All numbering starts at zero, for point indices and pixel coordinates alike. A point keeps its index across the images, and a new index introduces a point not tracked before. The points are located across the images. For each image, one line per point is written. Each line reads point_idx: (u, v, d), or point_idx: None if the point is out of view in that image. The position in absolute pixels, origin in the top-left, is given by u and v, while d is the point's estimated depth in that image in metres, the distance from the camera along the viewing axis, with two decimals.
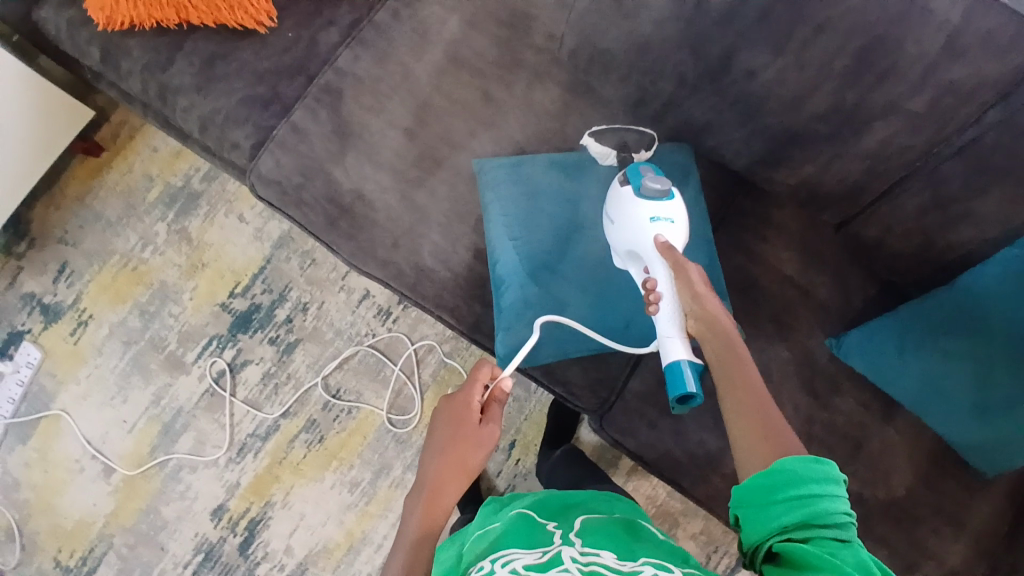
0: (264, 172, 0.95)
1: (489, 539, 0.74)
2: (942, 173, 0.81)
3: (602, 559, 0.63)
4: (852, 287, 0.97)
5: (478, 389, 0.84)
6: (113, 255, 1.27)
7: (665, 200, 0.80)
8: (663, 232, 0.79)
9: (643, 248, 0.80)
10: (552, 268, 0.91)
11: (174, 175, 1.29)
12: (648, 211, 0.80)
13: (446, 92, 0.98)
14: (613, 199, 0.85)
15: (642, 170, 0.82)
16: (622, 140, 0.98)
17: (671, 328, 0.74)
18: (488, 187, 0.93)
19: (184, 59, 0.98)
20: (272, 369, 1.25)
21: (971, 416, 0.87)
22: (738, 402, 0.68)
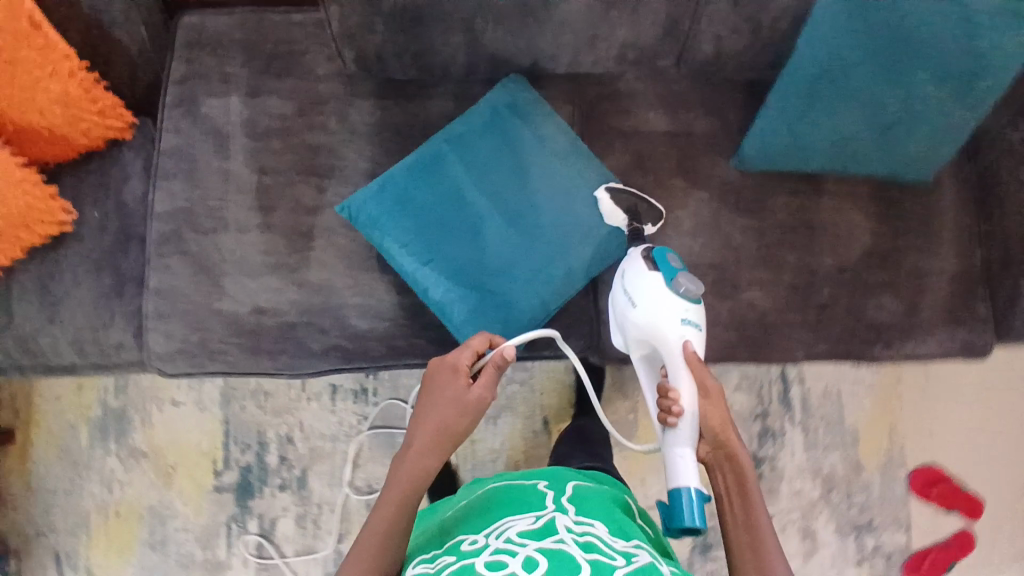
0: (159, 350, 0.89)
1: (479, 506, 0.77)
2: None
3: (596, 530, 0.67)
4: (721, 102, 0.98)
5: (469, 356, 0.80)
6: (91, 515, 1.19)
7: (694, 301, 0.80)
8: (688, 334, 0.79)
9: (668, 341, 0.79)
10: (481, 265, 0.87)
11: (89, 407, 1.21)
12: (680, 311, 0.79)
13: (272, 169, 0.94)
14: (629, 276, 0.84)
15: (670, 257, 0.82)
16: (638, 202, 0.91)
17: (686, 447, 0.77)
18: (370, 227, 0.88)
19: (18, 301, 0.91)
20: (301, 510, 1.19)
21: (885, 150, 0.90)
22: (747, 553, 0.68)
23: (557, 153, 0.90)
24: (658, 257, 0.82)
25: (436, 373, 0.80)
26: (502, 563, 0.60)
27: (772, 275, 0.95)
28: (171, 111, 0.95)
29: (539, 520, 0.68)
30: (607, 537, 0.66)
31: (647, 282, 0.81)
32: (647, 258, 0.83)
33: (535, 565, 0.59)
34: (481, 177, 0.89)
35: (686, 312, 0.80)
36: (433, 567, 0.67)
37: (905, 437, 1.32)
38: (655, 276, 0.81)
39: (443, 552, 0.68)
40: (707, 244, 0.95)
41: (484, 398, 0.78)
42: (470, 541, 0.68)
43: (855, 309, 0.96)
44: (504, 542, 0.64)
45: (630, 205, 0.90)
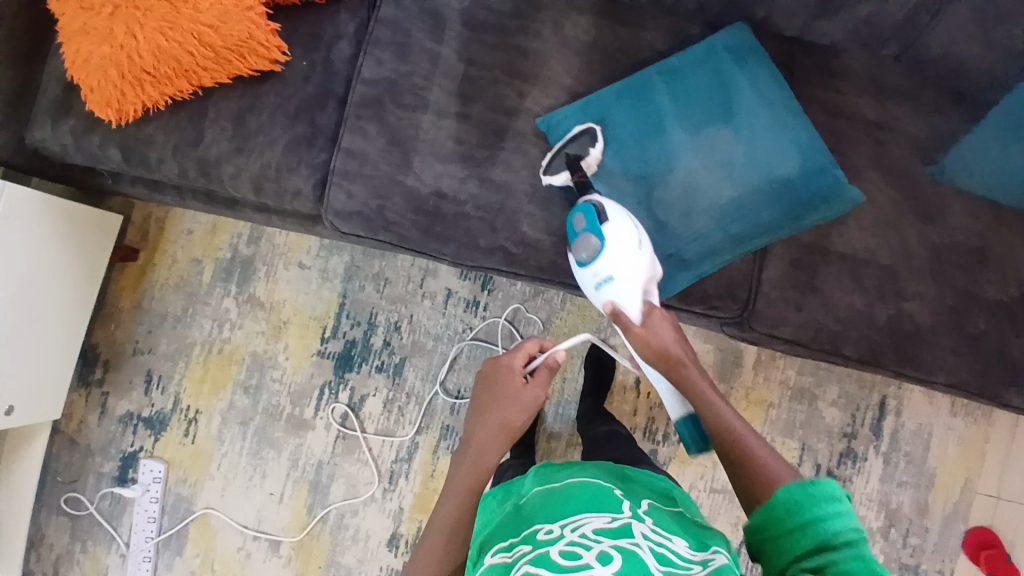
0: (338, 206, 0.92)
1: (558, 494, 0.71)
2: None
3: (673, 545, 0.60)
4: (931, 110, 0.96)
5: (523, 357, 0.89)
6: (195, 346, 1.25)
7: (595, 260, 0.82)
8: (609, 291, 0.82)
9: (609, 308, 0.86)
10: (662, 198, 0.89)
11: (219, 249, 1.25)
12: (590, 279, 0.83)
13: (479, 63, 0.94)
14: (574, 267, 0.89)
15: (575, 223, 0.84)
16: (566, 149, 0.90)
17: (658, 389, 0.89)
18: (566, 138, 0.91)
19: (213, 125, 0.93)
20: (391, 395, 1.23)
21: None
22: (735, 469, 0.70)
23: (765, 109, 0.89)
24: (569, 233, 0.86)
25: (496, 372, 0.88)
26: (576, 554, 0.56)
27: (938, 293, 0.94)
28: None
29: (615, 518, 0.63)
30: (685, 550, 0.59)
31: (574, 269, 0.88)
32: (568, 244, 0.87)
33: (608, 561, 0.54)
34: (684, 114, 0.90)
35: (597, 276, 0.82)
36: (512, 556, 0.62)
37: (976, 491, 1.28)
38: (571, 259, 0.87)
39: (519, 542, 0.63)
40: (882, 245, 0.94)
41: (537, 398, 0.85)
42: (541, 532, 0.63)
43: (1006, 348, 0.95)
44: (578, 537, 0.59)
45: (575, 155, 0.89)
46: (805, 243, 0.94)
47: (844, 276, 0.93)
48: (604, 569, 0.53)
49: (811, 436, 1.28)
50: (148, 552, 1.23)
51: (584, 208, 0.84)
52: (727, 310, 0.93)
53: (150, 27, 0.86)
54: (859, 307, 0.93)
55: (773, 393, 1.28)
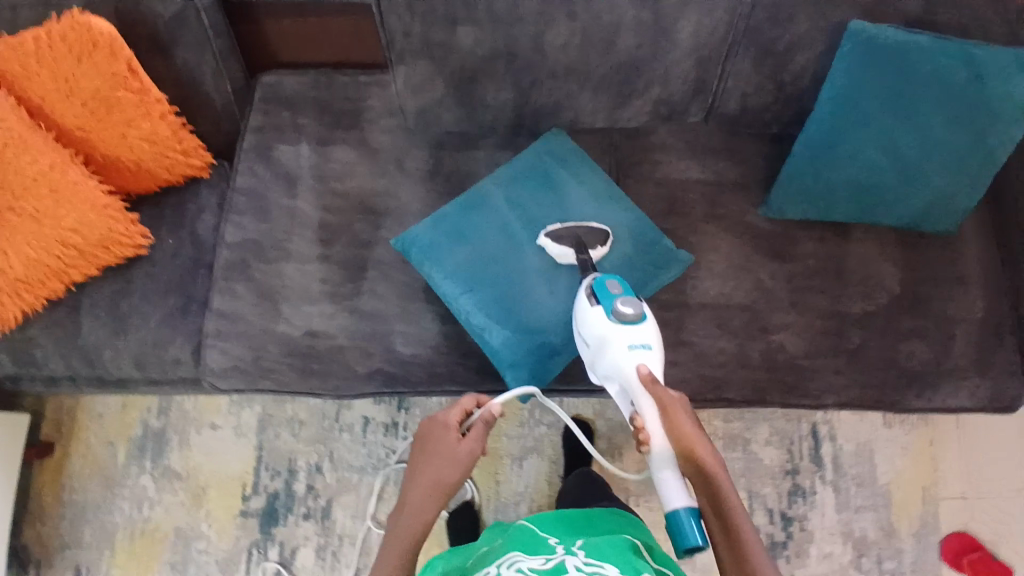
0: (215, 365, 0.95)
1: (496, 549, 0.77)
2: (753, 26, 0.89)
3: (605, 570, 0.66)
4: (749, 156, 1.05)
5: (459, 413, 0.84)
6: (117, 531, 1.19)
7: (640, 323, 0.80)
8: (641, 358, 0.79)
9: (625, 377, 0.79)
10: (523, 292, 0.92)
11: (131, 428, 1.24)
12: (626, 337, 0.79)
13: (333, 207, 1.02)
14: (585, 320, 0.83)
15: (609, 284, 0.83)
16: (580, 234, 0.93)
17: (665, 469, 0.73)
18: (421, 256, 0.95)
19: (87, 316, 0.97)
20: (323, 540, 1.19)
21: (899, 188, 0.95)
22: (741, 562, 0.70)
23: (594, 196, 0.97)
24: (597, 288, 0.84)
25: (429, 430, 0.83)
26: None
27: (804, 317, 0.99)
28: (246, 154, 1.05)
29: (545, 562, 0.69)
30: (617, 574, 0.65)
31: (590, 325, 0.82)
32: (588, 293, 0.84)
33: None
34: (524, 214, 0.96)
35: (634, 339, 0.79)
36: None
37: (940, 499, 1.25)
38: (597, 308, 0.82)
39: None
40: (739, 286, 0.99)
41: (473, 453, 0.80)
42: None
43: (884, 352, 0.98)
44: None
45: (580, 239, 0.91)
46: (667, 302, 0.99)
47: (710, 323, 0.98)
48: None
49: (756, 483, 1.26)
50: None
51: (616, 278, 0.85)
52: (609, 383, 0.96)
53: (17, 242, 0.89)
54: (731, 349, 0.97)
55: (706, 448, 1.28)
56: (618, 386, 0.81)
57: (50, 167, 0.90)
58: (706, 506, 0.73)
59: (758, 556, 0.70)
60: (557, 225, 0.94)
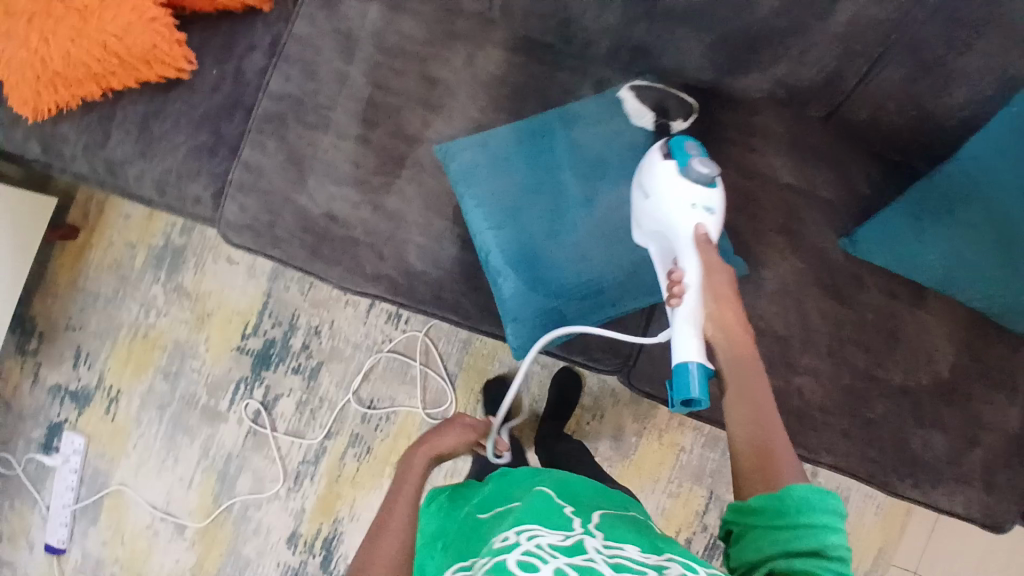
0: (230, 218, 0.93)
1: (505, 513, 0.64)
2: (919, 37, 0.73)
3: (627, 552, 0.51)
4: (852, 176, 0.90)
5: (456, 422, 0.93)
6: (122, 328, 1.29)
7: (710, 187, 0.73)
8: (699, 216, 0.72)
9: (676, 233, 0.73)
10: (552, 253, 0.85)
11: (153, 236, 1.29)
12: (693, 198, 0.72)
13: (387, 87, 0.93)
14: (648, 172, 0.75)
15: (689, 145, 0.74)
16: (665, 99, 0.88)
17: (689, 323, 0.68)
18: (458, 174, 0.87)
19: (118, 128, 0.95)
20: (304, 396, 1.26)
21: (1000, 270, 0.80)
22: (743, 403, 0.65)
23: None
24: (675, 147, 0.74)
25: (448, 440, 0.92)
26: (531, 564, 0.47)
27: (833, 368, 0.91)
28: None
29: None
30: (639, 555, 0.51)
31: (652, 183, 0.75)
32: (663, 150, 0.75)
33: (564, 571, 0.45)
34: (585, 165, 0.86)
35: (699, 201, 0.72)
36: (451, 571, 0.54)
37: (891, 563, 1.24)
38: (670, 163, 0.73)
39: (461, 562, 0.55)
40: (779, 314, 0.91)
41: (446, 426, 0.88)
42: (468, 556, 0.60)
43: (898, 432, 0.92)
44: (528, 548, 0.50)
45: (658, 101, 0.87)
46: None
47: None
48: None
49: (719, 485, 1.27)
50: (64, 519, 1.27)
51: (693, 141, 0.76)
52: (611, 366, 0.93)
53: (60, 35, 0.85)
54: None
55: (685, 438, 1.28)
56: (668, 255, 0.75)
57: None
58: (723, 381, 0.68)
59: (771, 420, 0.64)
60: (644, 83, 0.88)
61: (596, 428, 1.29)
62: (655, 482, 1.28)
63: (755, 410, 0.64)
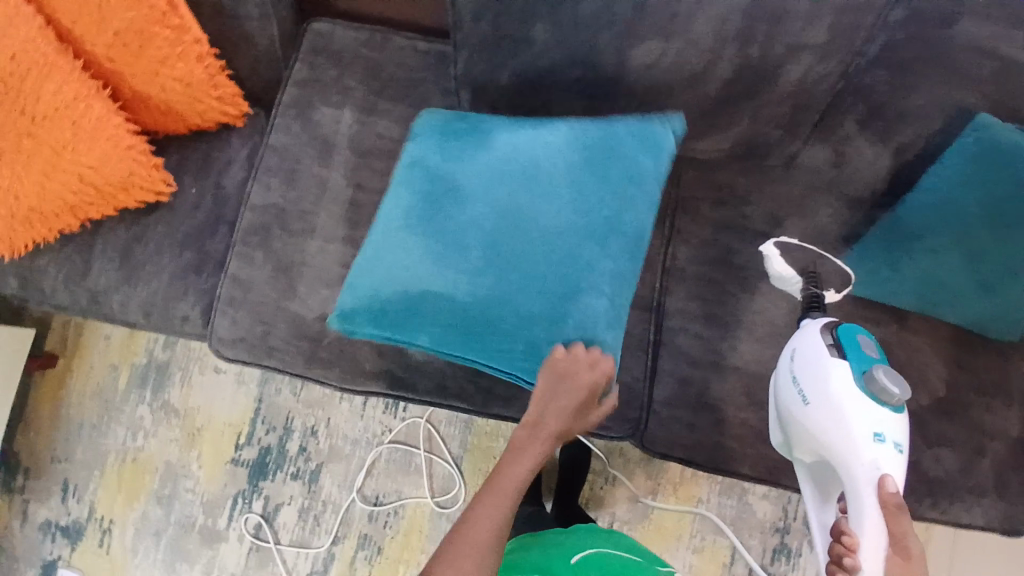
0: (223, 333, 0.93)
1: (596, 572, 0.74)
2: (866, 80, 0.80)
3: None
4: (818, 218, 0.95)
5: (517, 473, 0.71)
6: (109, 455, 1.25)
7: (890, 410, 0.75)
8: (887, 457, 0.73)
9: (856, 476, 0.74)
10: (455, 258, 0.76)
11: (136, 354, 1.27)
12: (875, 424, 0.74)
13: (367, 187, 0.96)
14: (823, 373, 0.77)
15: (864, 345, 0.78)
16: (820, 261, 0.92)
17: None
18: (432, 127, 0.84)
19: (100, 257, 0.95)
20: (307, 503, 1.22)
21: (980, 294, 0.87)
22: None
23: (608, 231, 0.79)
24: (845, 341, 0.78)
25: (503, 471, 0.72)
26: None
27: None
28: (286, 110, 0.98)
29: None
30: None
31: (831, 394, 0.76)
32: (833, 344, 0.78)
33: None
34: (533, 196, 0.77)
35: (881, 426, 0.74)
36: None
37: None
38: (844, 367, 0.76)
39: None
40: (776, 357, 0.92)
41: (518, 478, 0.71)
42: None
43: (913, 459, 0.91)
44: None
45: (809, 263, 0.91)
46: (696, 360, 0.92)
47: (738, 393, 0.91)
48: None
49: (742, 533, 1.24)
50: None
51: (866, 334, 0.79)
52: (621, 430, 0.92)
53: (33, 170, 0.85)
54: (754, 423, 0.91)
55: (701, 490, 1.25)
56: (846, 439, 0.74)
57: (75, 99, 0.84)
58: None
59: None
60: (799, 244, 0.93)
61: (610, 492, 1.27)
62: (678, 540, 1.25)
63: None
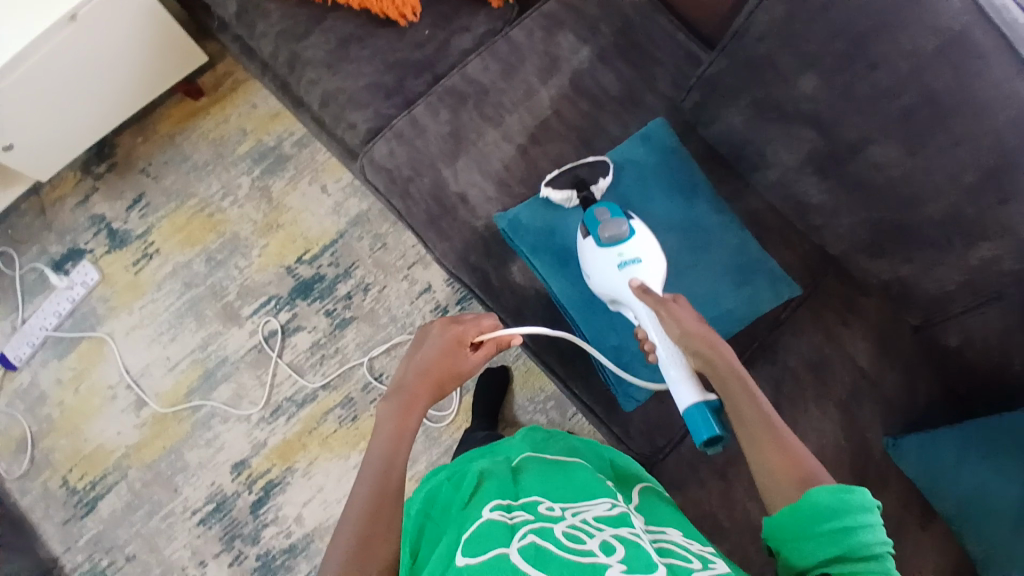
0: (376, 156, 0.98)
1: (546, 469, 0.73)
2: None
3: (669, 537, 0.62)
4: (916, 388, 0.95)
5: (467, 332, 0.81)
6: (192, 198, 1.32)
7: (626, 239, 0.83)
8: (632, 274, 0.81)
9: (622, 295, 0.82)
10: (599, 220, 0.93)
11: (268, 134, 1.33)
12: (615, 256, 0.82)
13: (564, 117, 0.99)
14: (580, 253, 0.87)
15: (596, 211, 0.86)
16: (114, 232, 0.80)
17: (672, 372, 0.73)
18: (655, 137, 0.96)
19: (320, 34, 1.00)
20: (322, 340, 1.27)
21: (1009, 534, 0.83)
22: (763, 435, 0.67)
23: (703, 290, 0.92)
24: (587, 220, 0.86)
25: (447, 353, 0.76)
26: (581, 539, 0.56)
27: None
28: (539, 17, 1.02)
29: (563, 510, 0.62)
30: (682, 542, 0.62)
31: (590, 255, 0.85)
32: (581, 229, 0.87)
33: (615, 552, 0.54)
34: (676, 227, 0.93)
35: (621, 255, 0.82)
36: (510, 518, 0.61)
37: None
38: (588, 239, 0.85)
39: (518, 505, 0.63)
40: None
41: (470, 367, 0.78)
42: (490, 504, 0.63)
43: None
44: (580, 523, 0.59)
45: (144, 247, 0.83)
46: None
47: None
48: (611, 557, 0.53)
49: None
50: (34, 339, 1.27)
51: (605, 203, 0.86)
52: (637, 447, 0.93)
53: None
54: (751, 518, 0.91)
55: None
56: (609, 281, 0.83)
57: None
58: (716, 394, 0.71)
59: (787, 438, 0.66)
60: None
61: None
62: None
63: (756, 412, 0.68)
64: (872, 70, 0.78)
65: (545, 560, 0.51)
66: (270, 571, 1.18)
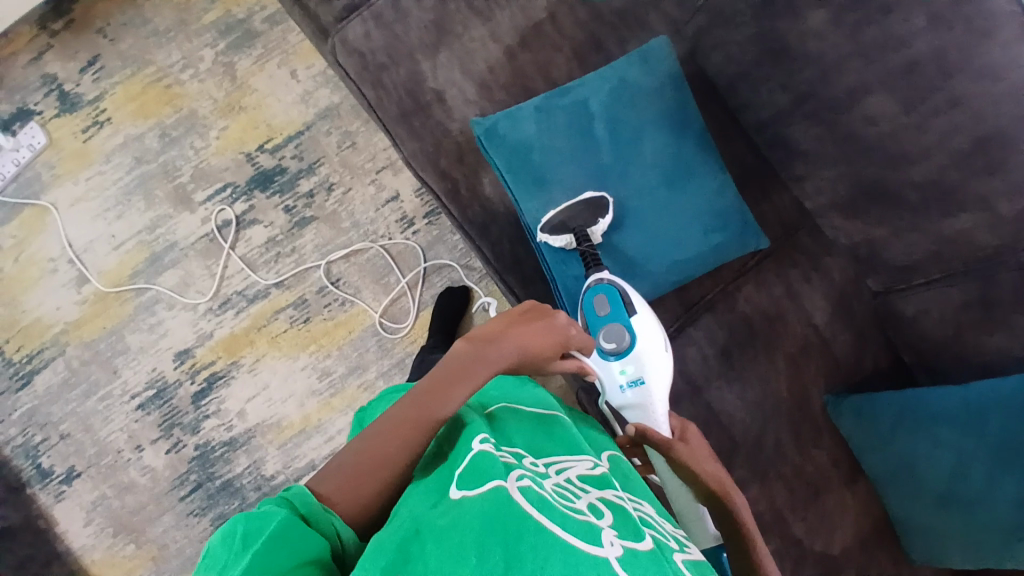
0: (350, 38, 0.91)
1: (527, 418, 0.70)
2: (996, 276, 0.80)
3: (645, 506, 0.63)
4: (866, 352, 0.96)
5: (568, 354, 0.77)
6: (150, 66, 1.22)
7: (626, 350, 0.83)
8: (637, 390, 0.83)
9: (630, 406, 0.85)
10: (581, 139, 0.88)
11: (237, 6, 1.23)
12: (618, 372, 0.84)
13: (557, 23, 0.92)
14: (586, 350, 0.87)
15: (598, 306, 0.85)
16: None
17: (687, 508, 0.77)
18: (655, 59, 0.90)
19: None
20: (279, 237, 1.21)
21: (932, 500, 0.86)
22: None
23: (675, 228, 0.89)
24: (588, 315, 0.86)
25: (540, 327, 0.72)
26: (569, 497, 0.55)
27: (759, 495, 0.93)
28: None
29: (547, 467, 0.61)
30: (656, 516, 0.62)
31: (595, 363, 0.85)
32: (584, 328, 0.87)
33: (604, 516, 0.54)
34: (659, 157, 0.89)
35: (626, 369, 0.83)
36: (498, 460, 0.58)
37: None
38: (590, 344, 0.86)
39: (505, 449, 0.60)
40: (745, 423, 0.93)
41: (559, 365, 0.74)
42: (479, 436, 0.60)
43: None
44: (567, 481, 0.58)
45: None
46: (688, 374, 0.94)
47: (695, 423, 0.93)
48: (603, 521, 0.53)
49: None
50: None
51: (608, 292, 0.85)
52: (584, 377, 0.95)
53: None
54: None
55: None
56: (613, 388, 0.85)
57: None
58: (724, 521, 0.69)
59: None
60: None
61: None
62: None
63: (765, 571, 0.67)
64: (885, 10, 0.73)
65: (548, 509, 0.50)
66: (208, 461, 1.17)
